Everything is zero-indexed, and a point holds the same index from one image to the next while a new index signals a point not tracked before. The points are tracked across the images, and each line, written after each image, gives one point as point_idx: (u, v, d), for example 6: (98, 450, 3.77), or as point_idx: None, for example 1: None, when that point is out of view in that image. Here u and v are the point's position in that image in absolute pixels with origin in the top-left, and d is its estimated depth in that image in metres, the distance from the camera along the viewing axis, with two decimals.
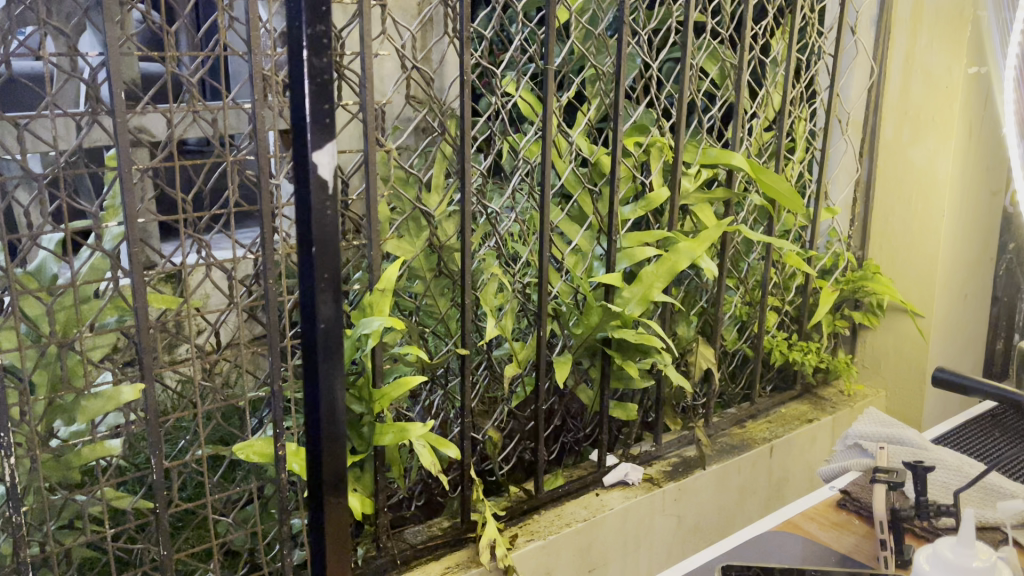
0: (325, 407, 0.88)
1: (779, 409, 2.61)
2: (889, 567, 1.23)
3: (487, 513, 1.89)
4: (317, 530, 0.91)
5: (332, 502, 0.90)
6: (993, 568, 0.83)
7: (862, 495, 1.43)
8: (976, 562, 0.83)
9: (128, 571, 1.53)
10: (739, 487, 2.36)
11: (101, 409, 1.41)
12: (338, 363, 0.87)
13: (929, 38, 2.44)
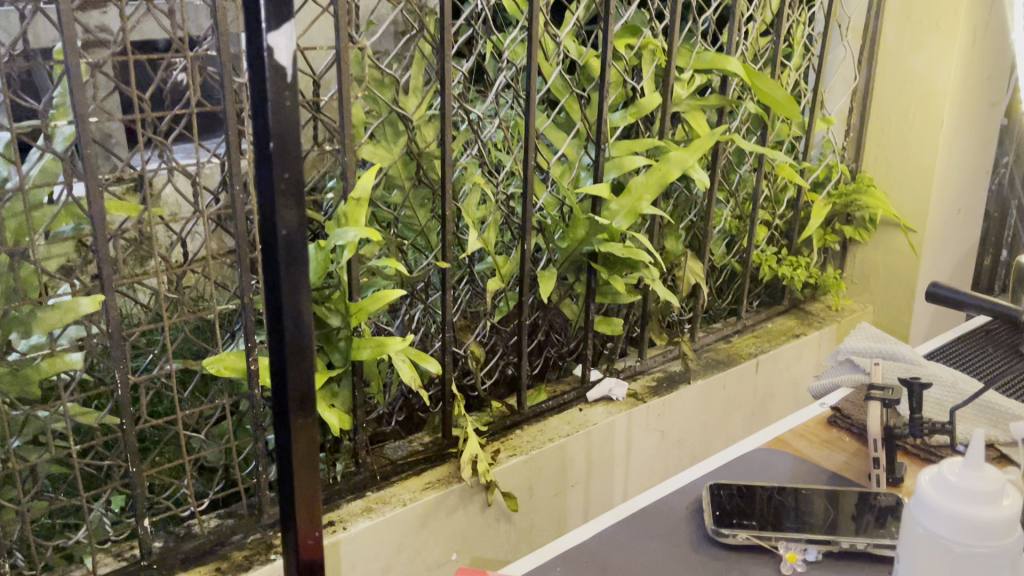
0: (290, 320, 0.80)
1: (766, 325, 2.58)
2: (880, 485, 1.20)
3: (469, 429, 1.85)
4: (283, 449, 0.85)
5: (298, 422, 0.84)
6: (1004, 490, 0.77)
7: (854, 412, 1.39)
8: (984, 483, 0.77)
9: (97, 487, 1.49)
10: (724, 402, 2.34)
11: (60, 321, 1.33)
12: (303, 272, 0.80)
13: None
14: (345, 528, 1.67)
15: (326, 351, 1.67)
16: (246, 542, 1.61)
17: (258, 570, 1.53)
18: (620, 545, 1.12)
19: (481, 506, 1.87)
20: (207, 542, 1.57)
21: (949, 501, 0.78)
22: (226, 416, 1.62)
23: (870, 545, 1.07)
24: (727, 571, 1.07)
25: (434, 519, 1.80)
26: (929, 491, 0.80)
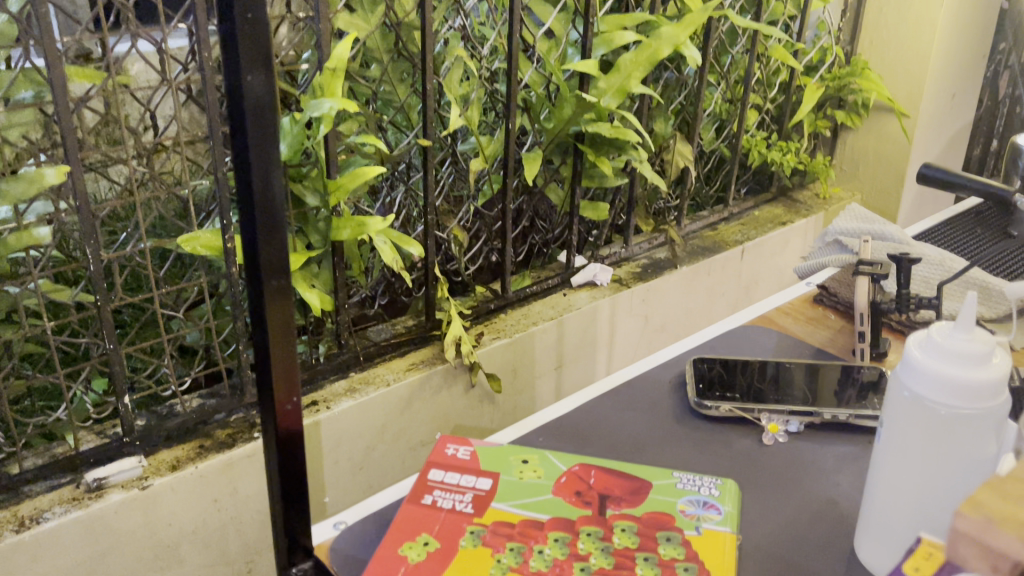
0: (260, 179, 0.75)
1: (753, 212, 2.55)
2: (864, 360, 1.20)
3: (452, 312, 1.83)
4: (257, 317, 0.81)
5: (272, 286, 0.80)
6: (993, 353, 0.76)
7: (841, 291, 1.38)
8: (972, 345, 0.75)
9: (76, 365, 1.47)
10: (708, 289, 2.33)
11: (24, 193, 1.28)
12: (272, 127, 0.74)
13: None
14: (328, 407, 1.66)
15: (303, 230, 1.62)
16: (229, 421, 1.61)
17: (242, 447, 1.53)
18: (602, 417, 1.11)
19: (465, 388, 1.88)
20: (190, 420, 1.56)
21: (940, 366, 0.76)
22: (205, 296, 1.59)
23: (852, 416, 1.07)
24: (710, 442, 1.06)
25: (418, 400, 1.80)
26: (918, 357, 0.78)
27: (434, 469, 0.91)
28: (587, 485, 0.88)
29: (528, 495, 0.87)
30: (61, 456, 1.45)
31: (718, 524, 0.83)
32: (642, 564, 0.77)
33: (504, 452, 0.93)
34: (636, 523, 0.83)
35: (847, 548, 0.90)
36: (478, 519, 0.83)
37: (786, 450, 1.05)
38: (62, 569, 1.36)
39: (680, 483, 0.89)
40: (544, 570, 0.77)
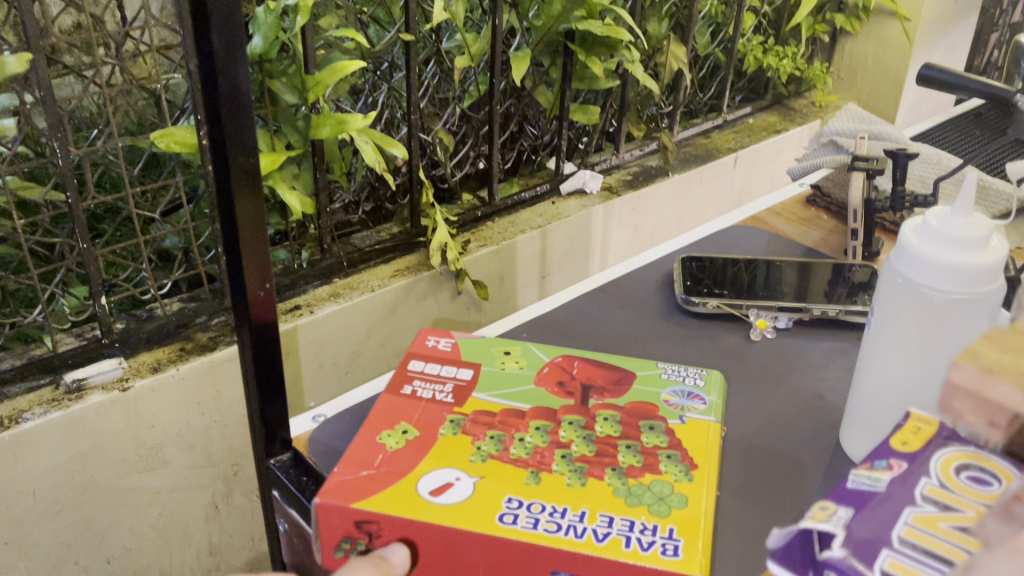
0: (226, 63, 0.69)
1: (748, 120, 2.49)
2: (856, 258, 1.17)
3: (438, 218, 1.79)
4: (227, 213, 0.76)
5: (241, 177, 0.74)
6: (989, 240, 0.72)
7: (835, 191, 1.34)
8: (968, 231, 0.71)
9: (50, 266, 1.43)
10: (700, 197, 2.28)
11: None
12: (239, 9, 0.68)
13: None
14: (311, 313, 1.64)
15: (282, 131, 1.57)
16: (211, 325, 1.59)
17: (223, 351, 1.51)
18: (588, 314, 1.09)
19: (451, 295, 1.85)
20: (170, 324, 1.54)
21: (946, 256, 0.72)
22: (181, 197, 1.54)
23: (842, 313, 1.05)
24: (696, 338, 1.05)
25: (403, 306, 1.78)
26: (918, 247, 0.74)
27: (414, 361, 0.89)
28: (569, 377, 0.87)
29: (509, 385, 0.85)
30: (39, 357, 1.44)
31: (703, 414, 0.81)
32: (625, 451, 0.76)
33: (486, 345, 0.91)
34: (620, 413, 0.81)
35: (832, 439, 0.89)
36: (458, 408, 0.81)
37: (774, 346, 1.03)
38: (43, 473, 1.35)
39: (664, 375, 0.88)
40: (525, 456, 0.75)
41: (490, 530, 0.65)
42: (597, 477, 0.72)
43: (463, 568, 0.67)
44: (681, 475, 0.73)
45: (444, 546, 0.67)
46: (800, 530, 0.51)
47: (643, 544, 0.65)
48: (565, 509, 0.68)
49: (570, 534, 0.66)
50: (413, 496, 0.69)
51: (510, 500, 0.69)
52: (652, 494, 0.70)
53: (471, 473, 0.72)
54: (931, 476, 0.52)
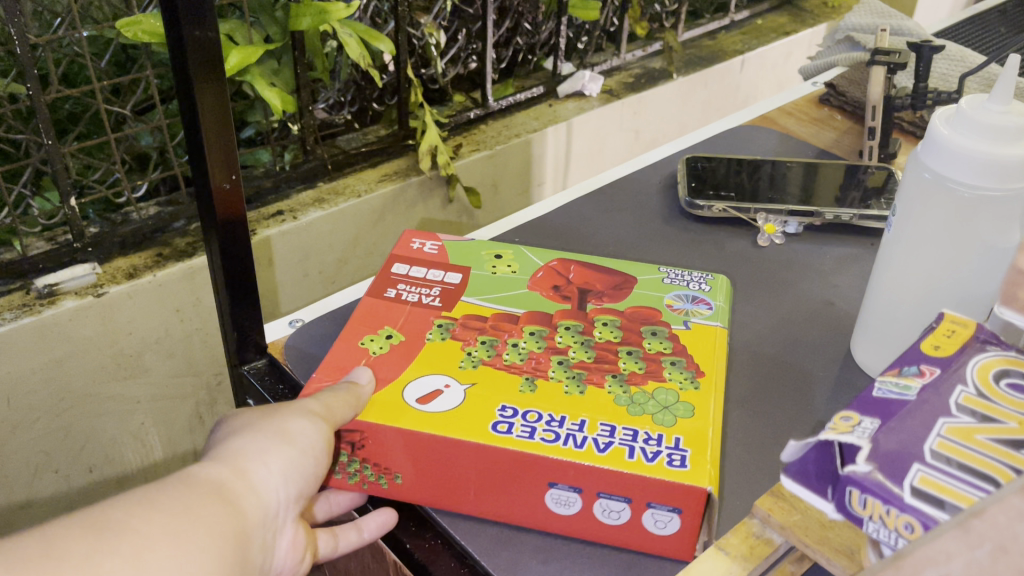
0: None
1: (756, 22, 2.36)
2: (872, 160, 1.09)
3: (427, 120, 1.70)
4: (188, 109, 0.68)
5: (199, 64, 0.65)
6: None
7: (850, 90, 1.25)
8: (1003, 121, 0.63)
9: (14, 164, 1.35)
10: (704, 103, 2.18)
11: None
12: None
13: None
14: (294, 218, 1.56)
15: (260, 21, 1.47)
16: (188, 229, 1.52)
17: (201, 257, 1.44)
18: (585, 218, 1.02)
19: (442, 203, 1.78)
20: (145, 228, 1.48)
21: (980, 146, 0.65)
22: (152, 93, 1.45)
23: (856, 217, 0.98)
24: (700, 243, 0.98)
25: (391, 213, 1.71)
26: (947, 137, 0.67)
27: (398, 264, 0.81)
28: (566, 282, 0.79)
29: (500, 290, 0.77)
30: (9, 262, 1.38)
31: (708, 319, 0.74)
32: (626, 357, 0.69)
33: (474, 248, 0.83)
34: (621, 319, 0.74)
35: (843, 347, 0.83)
36: (446, 313, 0.74)
37: (782, 253, 0.97)
38: (13, 381, 1.29)
39: (666, 280, 0.80)
40: (518, 362, 0.68)
41: (482, 440, 0.59)
42: (596, 384, 0.65)
43: (453, 480, 0.61)
44: (687, 383, 0.66)
45: (430, 456, 0.61)
46: (817, 442, 0.44)
47: (648, 454, 0.58)
48: (564, 418, 0.62)
49: (568, 444, 0.59)
50: (397, 403, 0.63)
51: (504, 409, 0.62)
52: (656, 403, 0.63)
53: (461, 380, 0.65)
54: (967, 384, 0.45)
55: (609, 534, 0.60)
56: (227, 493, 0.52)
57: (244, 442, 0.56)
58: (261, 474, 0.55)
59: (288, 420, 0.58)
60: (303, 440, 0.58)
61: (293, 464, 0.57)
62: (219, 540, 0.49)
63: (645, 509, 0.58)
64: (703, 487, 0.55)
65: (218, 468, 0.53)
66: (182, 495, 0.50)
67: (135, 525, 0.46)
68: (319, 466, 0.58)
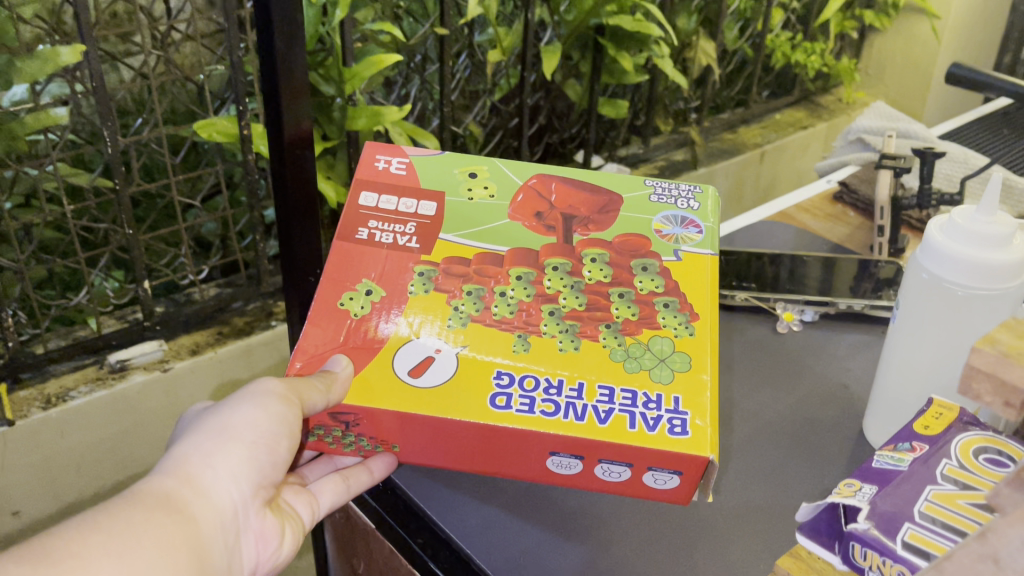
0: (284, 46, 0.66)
1: (774, 116, 2.49)
2: (882, 254, 1.19)
3: None
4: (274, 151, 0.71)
5: (295, 152, 0.71)
6: (996, 240, 0.74)
7: (861, 188, 1.35)
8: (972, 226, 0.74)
9: (95, 250, 1.49)
10: (727, 193, 2.29)
11: (41, 71, 1.26)
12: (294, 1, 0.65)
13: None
14: None
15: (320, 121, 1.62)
16: (247, 310, 1.64)
17: (261, 335, 1.56)
18: None
19: None
20: (207, 308, 1.59)
21: (944, 241, 0.77)
22: (220, 185, 1.59)
23: (868, 307, 1.07)
24: (724, 329, 1.07)
25: None
26: (929, 233, 0.79)
27: (365, 192, 0.75)
28: (548, 208, 0.75)
29: (481, 221, 0.74)
30: (82, 340, 1.49)
31: (698, 246, 0.73)
32: (619, 301, 0.69)
33: (444, 163, 0.78)
34: (610, 251, 0.72)
35: (856, 427, 0.91)
36: (424, 257, 0.71)
37: (799, 339, 1.06)
38: (86, 447, 1.41)
39: (654, 195, 0.77)
40: (509, 316, 0.68)
41: (484, 419, 0.61)
42: (592, 338, 0.67)
43: (454, 446, 0.64)
44: (681, 329, 0.68)
45: (428, 430, 0.63)
46: (827, 505, 0.54)
47: (650, 421, 0.61)
48: (561, 381, 0.63)
49: (569, 416, 0.61)
50: (385, 378, 0.63)
51: (500, 375, 0.64)
52: (653, 355, 0.66)
53: (452, 342, 0.66)
54: (951, 457, 0.55)
55: (610, 487, 0.64)
56: (172, 504, 0.60)
57: (192, 446, 0.64)
58: (208, 478, 0.63)
59: (232, 416, 0.65)
60: (246, 434, 0.65)
61: (240, 460, 0.64)
62: (161, 542, 0.57)
63: (648, 472, 0.62)
64: (707, 455, 0.59)
65: (165, 480, 0.61)
66: (123, 512, 0.57)
67: (82, 537, 0.54)
68: (275, 452, 0.66)
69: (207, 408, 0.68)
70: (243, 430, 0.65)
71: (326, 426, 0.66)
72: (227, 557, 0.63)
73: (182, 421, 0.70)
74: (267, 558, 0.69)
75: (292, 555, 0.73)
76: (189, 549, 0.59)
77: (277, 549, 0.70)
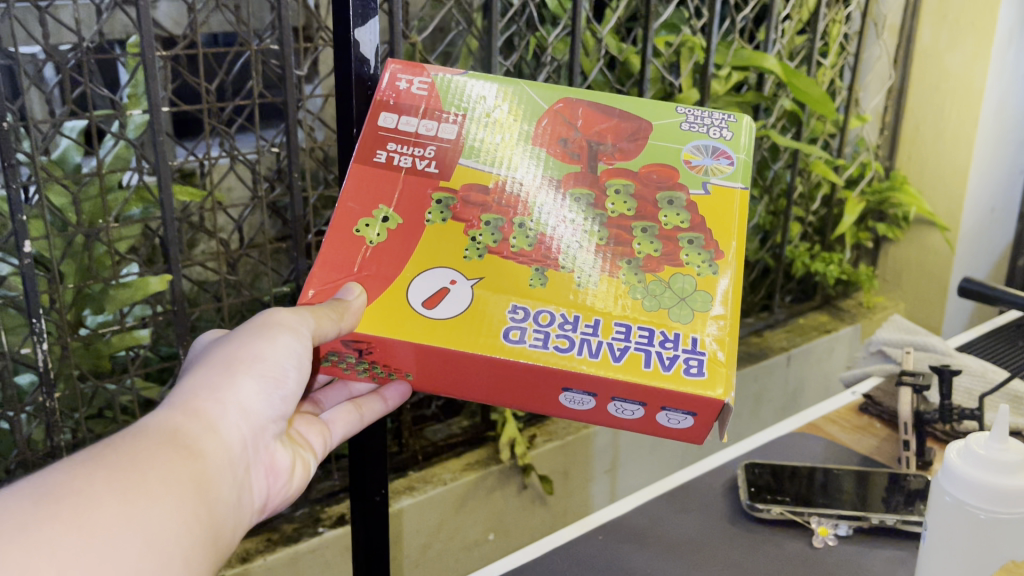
0: None
1: (798, 320, 2.60)
2: (910, 467, 1.24)
3: (508, 414, 1.89)
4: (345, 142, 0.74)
5: None
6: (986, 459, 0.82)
7: (885, 399, 1.42)
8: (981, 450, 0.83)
9: None
10: (757, 395, 2.35)
11: (130, 298, 1.46)
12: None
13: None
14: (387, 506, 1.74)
15: None
16: (295, 514, 1.72)
17: (307, 542, 1.64)
18: (659, 519, 1.17)
19: (518, 489, 1.92)
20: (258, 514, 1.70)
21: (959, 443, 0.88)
22: None
23: (900, 521, 1.11)
24: (761, 543, 1.12)
25: (472, 499, 1.86)
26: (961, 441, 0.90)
27: (384, 113, 0.75)
28: (572, 136, 0.75)
29: (503, 146, 0.74)
30: None
31: (729, 179, 0.73)
32: (641, 237, 0.71)
33: (464, 87, 0.77)
34: (635, 183, 0.73)
35: None
36: (444, 183, 0.72)
37: (837, 553, 1.09)
38: None
39: (686, 124, 0.77)
40: (528, 249, 0.69)
41: (504, 353, 0.64)
42: (612, 275, 0.68)
43: (466, 377, 0.67)
44: (704, 268, 0.69)
45: (448, 365, 0.66)
46: None
47: (665, 361, 0.64)
48: (578, 317, 0.66)
49: (584, 352, 0.64)
50: (406, 310, 0.66)
51: (516, 310, 0.66)
52: (674, 292, 0.68)
53: (468, 275, 0.68)
54: None
55: (624, 423, 0.69)
56: (184, 435, 0.62)
57: (202, 379, 0.68)
58: (217, 413, 0.66)
59: (243, 349, 0.70)
60: (255, 368, 0.69)
61: (249, 393, 0.68)
62: (174, 466, 0.59)
63: (662, 411, 0.66)
64: (719, 398, 0.63)
65: (174, 415, 0.64)
66: (136, 445, 0.59)
67: (95, 470, 0.55)
68: (285, 387, 0.70)
69: (212, 347, 0.72)
70: (250, 364, 0.69)
71: (341, 353, 0.70)
72: (241, 487, 0.66)
73: (187, 362, 0.73)
74: (277, 490, 0.73)
75: (303, 487, 0.78)
76: (202, 473, 0.61)
77: (287, 480, 0.74)
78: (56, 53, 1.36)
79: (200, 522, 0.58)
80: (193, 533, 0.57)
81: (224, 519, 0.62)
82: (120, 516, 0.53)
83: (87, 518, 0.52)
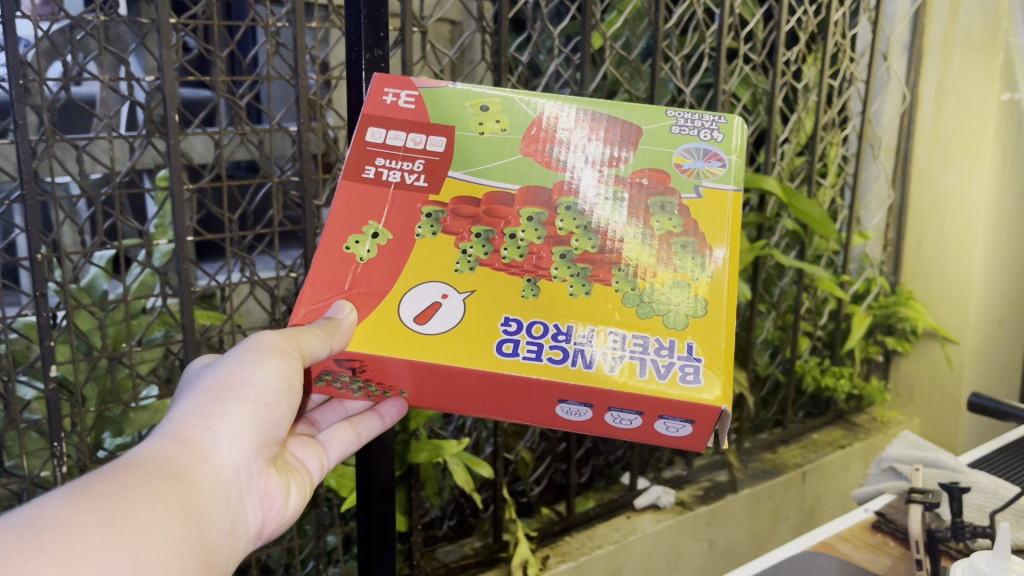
0: None
1: (812, 434, 2.58)
2: None
3: (521, 533, 1.89)
4: None
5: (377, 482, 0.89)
6: None
7: (897, 516, 1.41)
8: None
9: None
10: (772, 512, 2.32)
11: (149, 421, 1.53)
12: (384, 34, 0.82)
13: (967, 24, 2.37)
14: None
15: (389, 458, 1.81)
16: None
17: None
18: None
19: None
20: None
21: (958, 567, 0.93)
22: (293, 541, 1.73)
23: None
24: None
25: None
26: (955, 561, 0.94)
27: (373, 128, 0.80)
28: (560, 143, 0.79)
29: (492, 156, 0.78)
30: None
31: (720, 181, 0.77)
32: (634, 243, 0.74)
33: (454, 99, 0.82)
34: (628, 189, 0.77)
35: None
36: (434, 198, 0.76)
37: None
38: None
39: (677, 127, 0.80)
40: (519, 259, 0.74)
41: (495, 366, 0.68)
42: (605, 283, 0.72)
43: (460, 392, 0.71)
44: (697, 271, 0.73)
45: (444, 381, 0.71)
46: None
47: (662, 369, 0.68)
48: (570, 328, 0.70)
49: (578, 363, 0.69)
50: (399, 328, 0.70)
51: (508, 322, 0.71)
52: (668, 298, 0.72)
53: (459, 288, 0.72)
54: None
55: (621, 434, 0.73)
56: (175, 465, 0.65)
57: (193, 406, 0.71)
58: (208, 440, 0.69)
59: (236, 376, 0.73)
60: (246, 394, 0.72)
61: (239, 418, 0.71)
62: (162, 495, 0.62)
63: (660, 420, 0.70)
64: (719, 406, 0.67)
65: (166, 443, 0.67)
66: (124, 476, 0.62)
67: (83, 499, 0.58)
68: (276, 411, 0.73)
69: (202, 374, 0.75)
70: (240, 391, 0.72)
71: (335, 372, 0.74)
72: (233, 513, 0.69)
73: (180, 389, 0.76)
74: (274, 516, 0.75)
75: (301, 509, 0.80)
76: (191, 501, 0.64)
77: (282, 505, 0.76)
78: (91, 189, 1.44)
79: (188, 551, 0.61)
80: (183, 561, 0.60)
81: (214, 546, 0.65)
82: (107, 546, 0.56)
83: (71, 550, 0.54)
